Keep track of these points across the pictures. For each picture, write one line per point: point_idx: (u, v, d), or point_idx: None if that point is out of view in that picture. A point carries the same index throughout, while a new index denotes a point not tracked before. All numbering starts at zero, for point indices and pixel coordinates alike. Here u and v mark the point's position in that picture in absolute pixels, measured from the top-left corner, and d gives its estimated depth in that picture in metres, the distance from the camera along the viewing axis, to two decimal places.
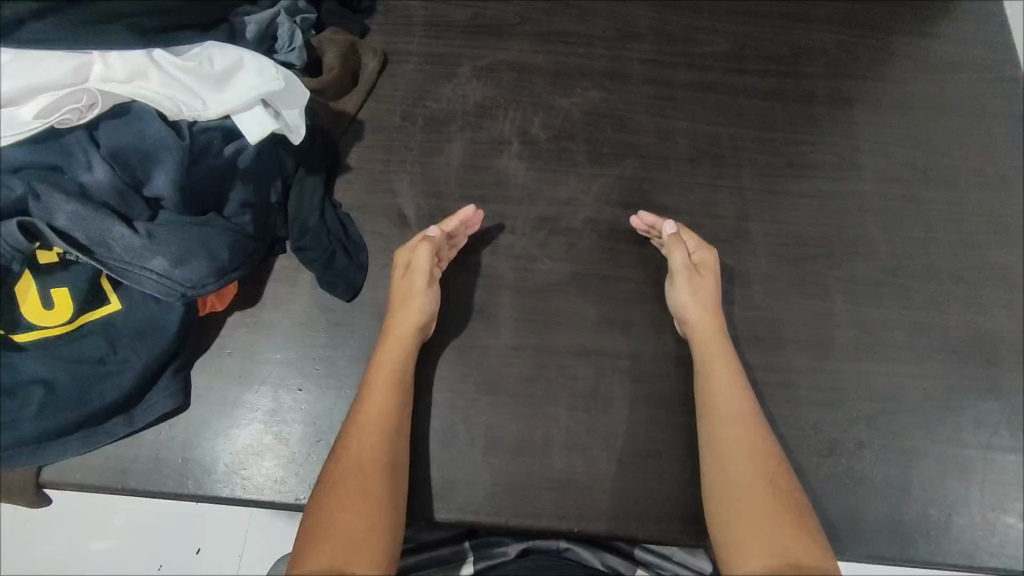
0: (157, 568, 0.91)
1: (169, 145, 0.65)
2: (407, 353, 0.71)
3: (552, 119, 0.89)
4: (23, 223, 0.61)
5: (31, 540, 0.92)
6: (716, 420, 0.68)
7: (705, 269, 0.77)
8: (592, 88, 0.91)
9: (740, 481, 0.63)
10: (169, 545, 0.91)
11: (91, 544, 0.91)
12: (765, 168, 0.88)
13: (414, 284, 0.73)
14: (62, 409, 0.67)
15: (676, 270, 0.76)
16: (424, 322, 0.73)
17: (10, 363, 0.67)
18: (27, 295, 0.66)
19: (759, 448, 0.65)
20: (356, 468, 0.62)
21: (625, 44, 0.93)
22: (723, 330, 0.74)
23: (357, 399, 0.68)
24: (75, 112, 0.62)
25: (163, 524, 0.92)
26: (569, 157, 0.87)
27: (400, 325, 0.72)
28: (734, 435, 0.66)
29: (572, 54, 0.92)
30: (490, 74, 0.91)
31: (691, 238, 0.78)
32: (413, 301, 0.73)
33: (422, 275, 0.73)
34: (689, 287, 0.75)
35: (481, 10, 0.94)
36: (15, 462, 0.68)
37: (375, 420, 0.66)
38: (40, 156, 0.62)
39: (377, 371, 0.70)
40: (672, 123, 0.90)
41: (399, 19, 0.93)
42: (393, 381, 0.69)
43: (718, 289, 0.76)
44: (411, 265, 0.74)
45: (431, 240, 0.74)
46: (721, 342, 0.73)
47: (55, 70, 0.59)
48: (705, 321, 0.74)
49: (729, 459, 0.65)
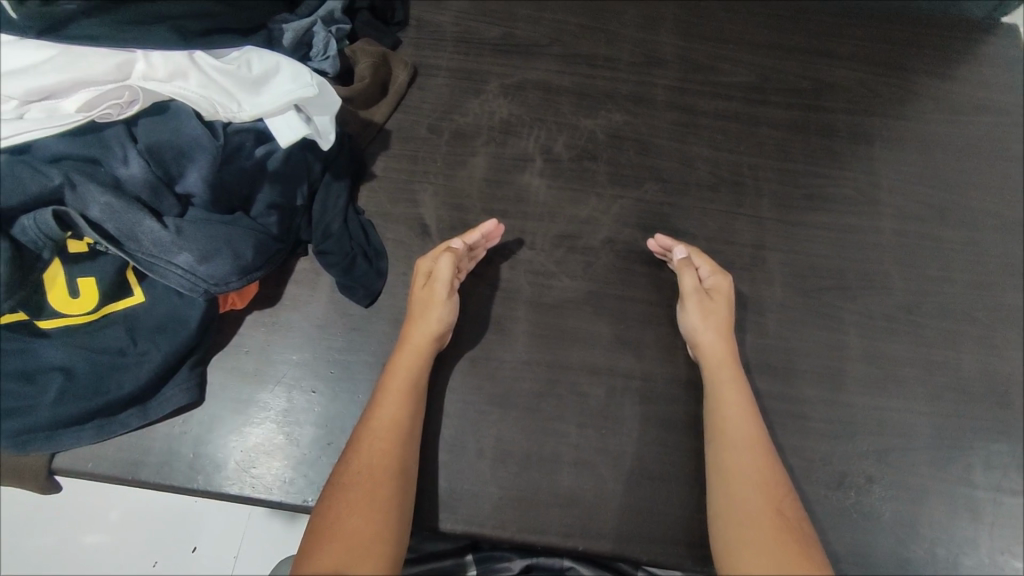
0: (151, 566, 0.90)
1: (204, 144, 0.67)
2: (421, 360, 0.72)
3: (575, 139, 0.91)
4: (58, 212, 0.62)
5: (26, 531, 0.91)
6: (726, 446, 0.68)
7: (719, 293, 0.77)
8: (616, 110, 0.93)
9: (749, 506, 0.63)
10: (165, 543, 0.92)
11: (86, 537, 0.91)
12: (784, 199, 0.89)
13: (435, 293, 0.74)
14: (81, 396, 0.68)
15: (684, 294, 0.77)
16: (442, 331, 0.74)
17: (35, 348, 0.68)
18: (54, 283, 0.67)
19: (769, 476, 0.65)
20: (366, 474, 0.63)
21: (649, 70, 0.96)
22: (734, 355, 0.74)
23: (371, 404, 0.69)
24: (115, 107, 0.64)
25: (160, 521, 0.92)
26: (591, 176, 0.88)
27: (417, 332, 0.73)
28: (745, 461, 0.66)
29: (598, 77, 0.95)
30: (517, 92, 0.93)
31: (706, 264, 0.79)
32: (431, 309, 0.73)
33: (442, 282, 0.74)
34: (699, 311, 0.75)
35: (512, 30, 0.97)
36: (29, 447, 0.68)
37: (385, 425, 0.66)
38: (79, 148, 0.64)
39: (391, 377, 0.70)
40: (694, 149, 0.91)
41: (430, 34, 0.96)
42: (407, 387, 0.69)
43: (730, 315, 0.76)
44: (432, 275, 0.75)
45: (451, 251, 0.75)
46: (733, 369, 0.73)
47: (98, 65, 0.63)
48: (716, 344, 0.74)
49: (737, 485, 0.65)
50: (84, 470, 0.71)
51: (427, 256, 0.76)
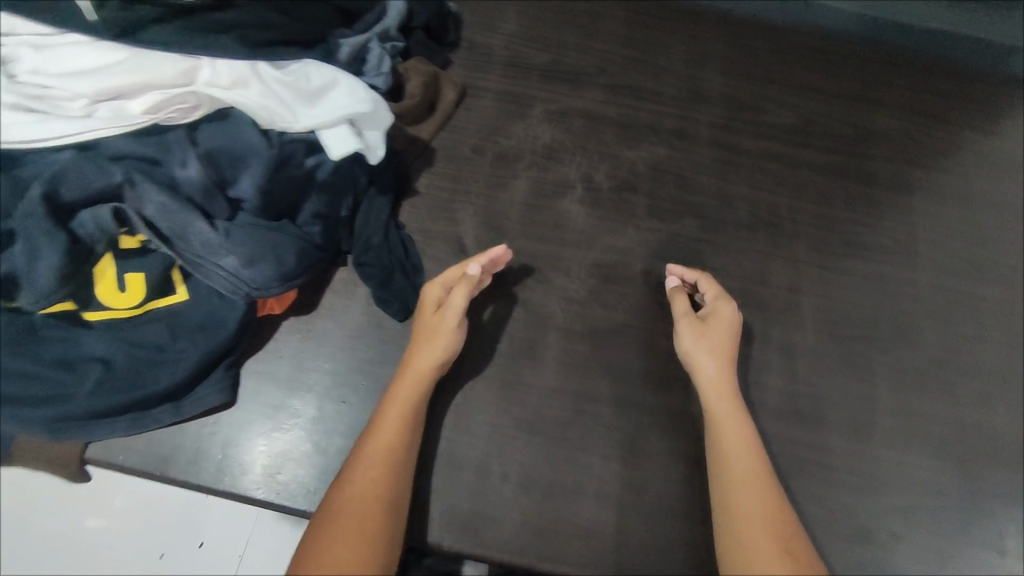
0: (157, 557, 0.91)
1: (259, 152, 0.68)
2: (424, 385, 0.71)
3: (616, 169, 0.91)
4: (116, 209, 0.65)
5: (37, 515, 0.92)
6: (728, 480, 0.66)
7: (717, 318, 0.76)
8: (658, 144, 0.94)
9: (753, 544, 0.61)
10: (173, 535, 0.92)
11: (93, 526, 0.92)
12: (821, 244, 0.89)
13: (444, 322, 0.74)
14: (118, 389, 0.69)
15: (676, 320, 0.77)
16: (446, 358, 0.73)
17: (77, 338, 0.70)
18: (103, 277, 0.69)
19: (776, 512, 0.63)
20: (359, 501, 0.62)
21: (693, 105, 0.97)
22: (734, 382, 0.73)
23: (369, 430, 0.68)
24: (179, 111, 0.67)
25: (167, 516, 0.93)
26: (629, 208, 0.89)
27: (420, 358, 0.72)
28: (750, 495, 0.64)
29: (642, 110, 0.96)
30: (561, 118, 0.94)
31: (709, 290, 0.78)
32: (438, 335, 0.73)
33: (454, 310, 0.74)
34: (693, 334, 0.75)
35: (560, 57, 0.99)
36: (64, 434, 0.69)
37: (382, 450, 0.66)
38: (141, 147, 0.65)
39: (390, 402, 0.70)
40: (733, 187, 0.91)
41: (480, 56, 0.98)
42: (407, 416, 0.69)
43: (730, 338, 0.75)
44: (442, 304, 0.75)
45: (469, 278, 0.75)
46: (734, 399, 0.72)
47: (166, 71, 0.66)
48: (714, 368, 0.73)
49: (740, 521, 0.63)
50: (114, 461, 0.73)
51: (438, 280, 0.76)
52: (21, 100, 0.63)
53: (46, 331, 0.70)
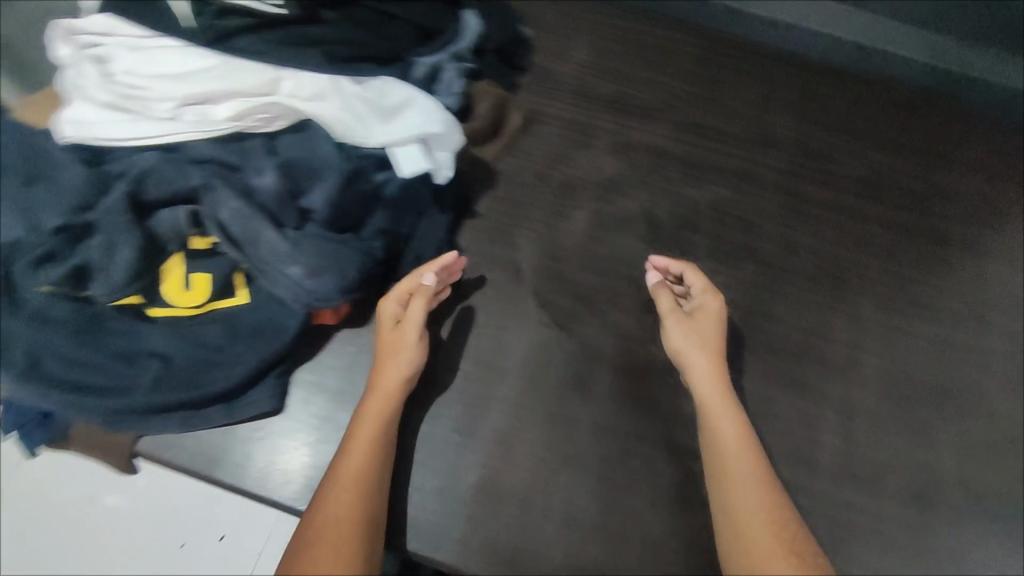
0: (178, 546, 0.92)
1: (335, 164, 0.70)
2: (390, 406, 0.70)
3: (678, 207, 0.90)
4: (191, 211, 0.67)
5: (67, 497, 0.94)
6: (730, 485, 0.64)
7: (704, 311, 0.75)
8: (722, 185, 0.92)
9: (761, 548, 0.60)
10: (196, 526, 0.93)
11: (119, 514, 0.93)
12: (886, 302, 0.86)
13: (404, 338, 0.73)
14: (174, 386, 0.70)
15: (665, 315, 0.76)
16: (411, 375, 0.72)
17: (138, 331, 0.71)
18: (170, 275, 0.71)
19: (776, 512, 0.62)
20: (334, 532, 0.60)
21: (759, 149, 0.95)
22: (725, 375, 0.72)
23: (338, 454, 0.67)
24: (262, 120, 0.68)
25: (190, 511, 0.93)
26: (689, 248, 0.88)
27: (384, 381, 0.71)
28: (749, 496, 0.63)
29: (707, 149, 0.95)
30: (625, 152, 0.94)
31: (698, 282, 0.77)
32: (399, 354, 0.72)
33: (412, 326, 0.73)
34: (682, 330, 0.74)
35: (627, 90, 0.99)
36: (120, 426, 0.70)
37: (351, 476, 0.65)
38: (223, 153, 0.67)
39: (358, 427, 0.68)
40: (797, 236, 0.89)
41: (549, 82, 0.99)
42: (376, 437, 0.68)
43: (719, 331, 0.74)
44: (401, 320, 0.74)
45: (423, 290, 0.74)
46: (726, 394, 0.70)
47: (252, 80, 0.67)
48: (703, 362, 0.72)
49: (749, 527, 0.61)
50: (164, 457, 0.73)
51: (393, 296, 0.74)
52: (115, 99, 0.65)
53: (110, 323, 0.71)
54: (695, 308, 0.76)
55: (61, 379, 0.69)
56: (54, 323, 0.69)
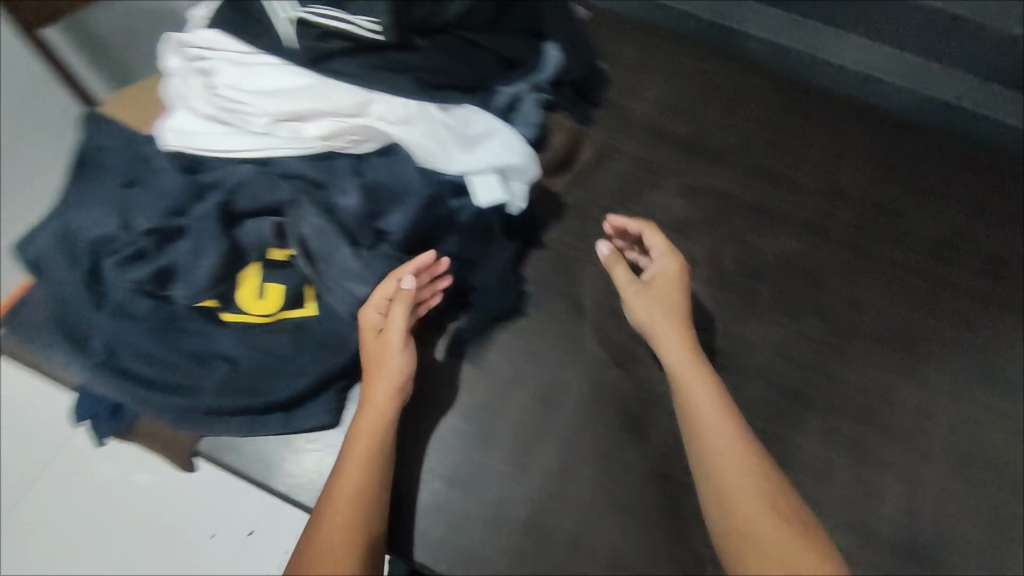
0: (207, 536, 0.93)
1: (417, 191, 0.71)
2: (385, 421, 0.66)
3: (744, 255, 0.89)
4: (277, 223, 0.69)
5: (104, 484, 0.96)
6: (717, 470, 0.62)
7: (664, 274, 0.75)
8: (791, 235, 0.90)
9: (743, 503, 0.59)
10: (228, 519, 0.94)
11: (155, 504, 0.95)
12: (957, 372, 0.83)
13: (390, 346, 0.67)
14: (240, 390, 0.72)
15: (627, 292, 0.76)
16: (403, 382, 0.67)
17: (210, 334, 0.73)
18: (245, 283, 0.72)
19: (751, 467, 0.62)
20: (333, 562, 0.56)
21: (831, 202, 0.93)
22: (688, 336, 0.72)
23: (331, 475, 0.63)
24: (351, 141, 0.70)
25: (223, 507, 0.95)
26: (755, 297, 0.86)
27: (375, 395, 0.66)
28: (723, 457, 0.62)
29: (777, 198, 0.93)
30: (694, 194, 0.93)
31: (655, 241, 0.76)
32: (386, 363, 0.67)
33: (396, 333, 0.67)
34: (642, 298, 0.74)
35: (699, 131, 0.98)
36: (186, 424, 0.72)
37: (346, 501, 0.60)
38: (312, 171, 0.69)
39: (350, 447, 0.64)
40: (866, 295, 0.87)
41: (621, 117, 0.98)
42: (372, 451, 0.64)
43: (679, 291, 0.75)
44: (384, 328, 0.68)
45: (403, 294, 0.67)
46: (690, 355, 0.70)
47: (344, 101, 0.69)
48: (664, 325, 0.72)
49: (731, 487, 0.60)
50: (223, 460, 0.75)
51: (371, 304, 0.68)
52: (216, 112, 0.69)
53: (187, 323, 0.73)
54: (652, 274, 0.76)
55: (134, 372, 0.72)
56: (137, 319, 0.73)
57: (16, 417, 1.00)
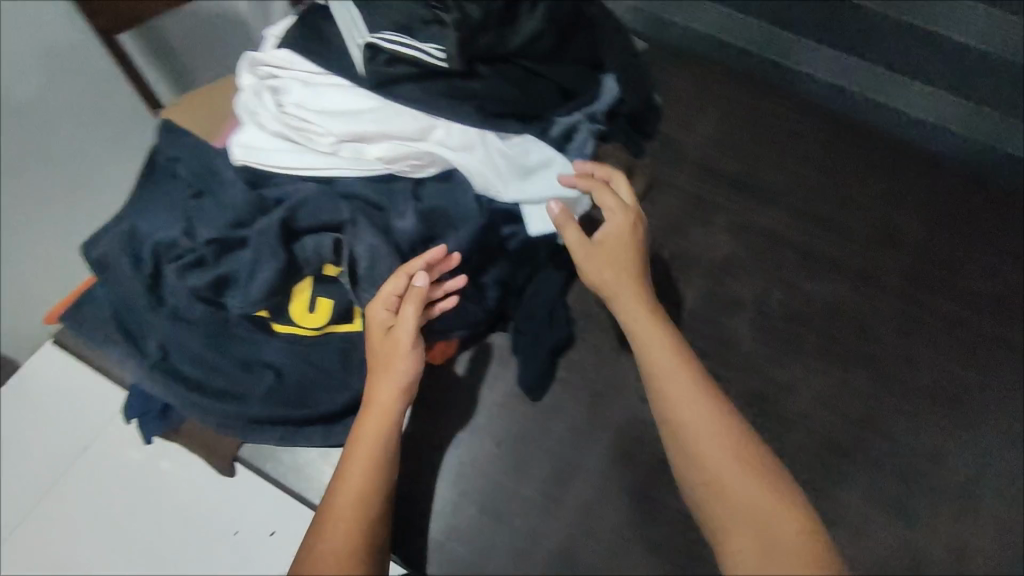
0: (230, 534, 0.80)
1: (472, 219, 0.72)
2: (390, 424, 0.60)
3: (792, 299, 0.88)
4: (336, 239, 0.71)
5: (102, 488, 0.83)
6: (701, 461, 0.53)
7: (612, 233, 0.66)
8: (841, 282, 0.89)
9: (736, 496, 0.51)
10: (246, 518, 0.81)
11: (160, 511, 0.82)
12: (1010, 437, 0.80)
13: (398, 345, 0.63)
14: (285, 401, 0.74)
15: (576, 256, 0.66)
16: (410, 384, 0.63)
17: (258, 343, 0.75)
18: (298, 295, 0.74)
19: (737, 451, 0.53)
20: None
21: (884, 250, 0.91)
22: (650, 304, 0.63)
23: (331, 482, 0.58)
24: (411, 166, 0.71)
25: (238, 511, 0.81)
26: (801, 342, 0.85)
27: (381, 396, 0.61)
28: (706, 445, 0.53)
29: (829, 242, 0.92)
30: (743, 232, 0.92)
31: (608, 198, 0.68)
32: (395, 362, 0.62)
33: (406, 331, 0.63)
34: (592, 264, 0.66)
35: (752, 170, 0.97)
36: (230, 431, 0.74)
37: (347, 512, 0.55)
38: (373, 193, 0.71)
39: (352, 451, 0.59)
40: (917, 348, 0.85)
41: (672, 152, 0.99)
42: (375, 458, 0.58)
43: (633, 251, 0.66)
44: (394, 325, 0.64)
45: (415, 291, 0.64)
46: (654, 328, 0.61)
47: (408, 126, 0.71)
48: (624, 294, 0.64)
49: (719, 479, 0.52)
50: (267, 466, 0.80)
51: (379, 301, 0.65)
52: (283, 129, 0.71)
53: (237, 329, 0.75)
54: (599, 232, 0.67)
55: (187, 375, 0.74)
56: (191, 323, 0.74)
57: (10, 409, 0.88)
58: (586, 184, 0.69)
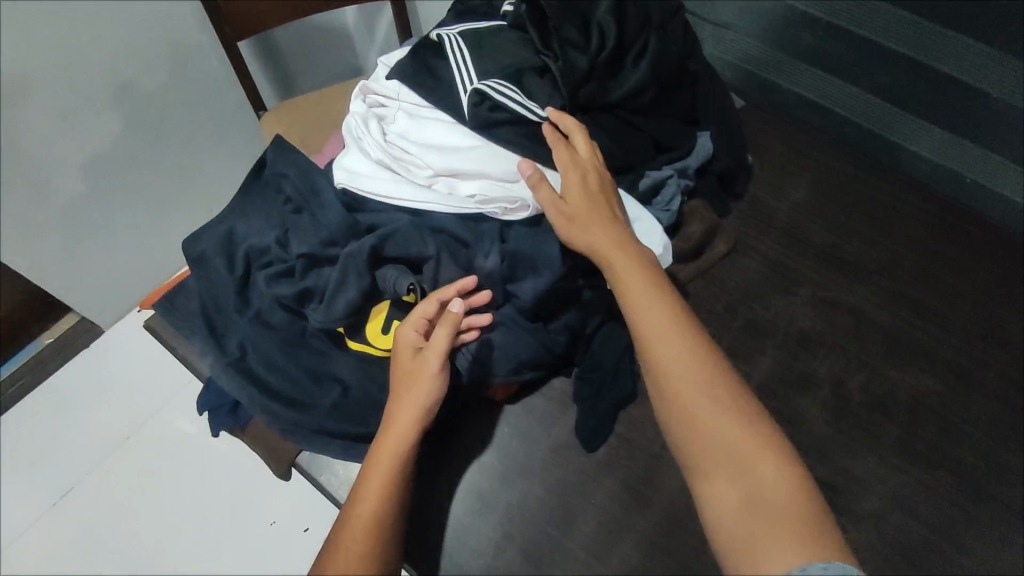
0: (270, 522, 0.98)
1: (554, 267, 0.72)
2: (408, 444, 0.65)
3: (872, 384, 0.84)
4: (411, 285, 0.72)
5: (176, 463, 1.04)
6: (687, 417, 0.58)
7: (576, 191, 0.70)
8: (929, 374, 0.84)
9: (723, 438, 0.56)
10: (289, 511, 0.98)
11: (222, 494, 1.01)
12: None
13: (424, 369, 0.67)
14: (346, 416, 0.76)
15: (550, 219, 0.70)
16: (432, 406, 0.67)
17: (331, 357, 0.77)
18: (375, 317, 0.75)
19: (713, 395, 0.58)
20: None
21: (980, 346, 0.86)
22: (618, 253, 0.67)
23: (351, 492, 0.63)
24: (503, 208, 0.72)
25: (280, 505, 0.99)
26: (876, 431, 0.81)
27: (401, 414, 0.66)
28: (686, 396, 0.58)
29: (920, 329, 0.87)
30: (827, 307, 0.89)
31: (569, 156, 0.71)
32: (418, 384, 0.67)
33: (434, 356, 0.67)
34: (564, 224, 0.69)
35: (842, 243, 0.94)
36: (291, 437, 0.77)
37: (362, 529, 0.60)
38: (461, 229, 0.72)
39: (372, 469, 0.63)
40: (1006, 458, 0.79)
41: (760, 215, 0.97)
42: (391, 475, 0.63)
43: (598, 204, 0.70)
44: (420, 347, 0.68)
45: (449, 317, 0.68)
46: (626, 281, 0.65)
47: (503, 169, 0.72)
48: (599, 249, 0.67)
49: (703, 425, 0.57)
50: (318, 478, 0.78)
51: (411, 323, 0.69)
52: (384, 158, 0.74)
53: (312, 341, 0.78)
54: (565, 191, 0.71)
55: (261, 378, 0.78)
56: (271, 329, 0.77)
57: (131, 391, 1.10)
58: (552, 142, 0.72)
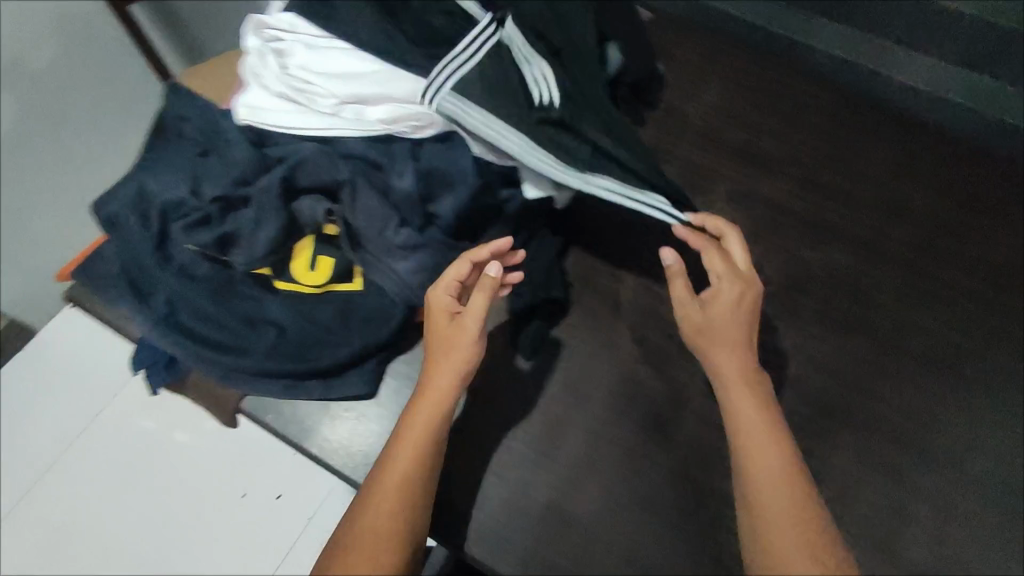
0: (241, 495, 0.89)
1: (469, 178, 0.73)
2: (445, 412, 0.63)
3: (789, 266, 0.89)
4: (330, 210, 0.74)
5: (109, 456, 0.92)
6: (759, 501, 0.57)
7: (718, 290, 0.66)
8: (841, 250, 0.89)
9: (784, 530, 0.55)
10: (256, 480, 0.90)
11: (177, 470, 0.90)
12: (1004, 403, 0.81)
13: (459, 335, 0.64)
14: (285, 355, 0.75)
15: (677, 311, 0.67)
16: (467, 372, 0.64)
17: (263, 301, 0.77)
18: (300, 254, 0.77)
19: (798, 504, 0.56)
20: (370, 555, 0.55)
21: (887, 220, 0.91)
22: (748, 357, 0.64)
23: (385, 449, 0.61)
24: (412, 126, 0.72)
25: (248, 475, 0.90)
26: (794, 308, 0.86)
27: (438, 379, 0.63)
28: (769, 489, 0.57)
29: (831, 211, 0.92)
30: (743, 201, 0.93)
31: (720, 262, 0.67)
32: (454, 348, 0.64)
33: (472, 325, 0.64)
34: (692, 313, 0.66)
35: (755, 139, 0.97)
36: (233, 382, 0.77)
37: (395, 495, 0.58)
38: (371, 152, 0.74)
39: (407, 431, 0.61)
40: (913, 316, 0.85)
41: (675, 121, 0.99)
42: (428, 443, 0.61)
43: (747, 316, 0.66)
44: (458, 315, 0.65)
45: (487, 281, 0.64)
46: (750, 390, 0.62)
47: (408, 88, 0.72)
48: (727, 354, 0.64)
49: (773, 515, 0.56)
50: (264, 420, 0.80)
51: (443, 285, 0.66)
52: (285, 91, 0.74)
53: (240, 287, 0.77)
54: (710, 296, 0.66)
55: (192, 330, 0.76)
56: (195, 281, 0.76)
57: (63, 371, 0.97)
58: (697, 240, 0.68)
